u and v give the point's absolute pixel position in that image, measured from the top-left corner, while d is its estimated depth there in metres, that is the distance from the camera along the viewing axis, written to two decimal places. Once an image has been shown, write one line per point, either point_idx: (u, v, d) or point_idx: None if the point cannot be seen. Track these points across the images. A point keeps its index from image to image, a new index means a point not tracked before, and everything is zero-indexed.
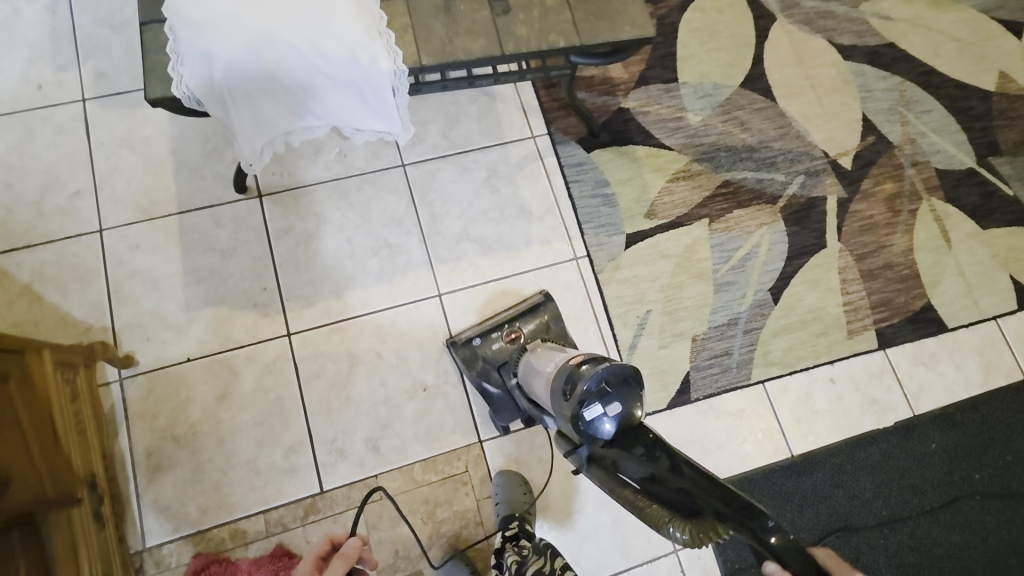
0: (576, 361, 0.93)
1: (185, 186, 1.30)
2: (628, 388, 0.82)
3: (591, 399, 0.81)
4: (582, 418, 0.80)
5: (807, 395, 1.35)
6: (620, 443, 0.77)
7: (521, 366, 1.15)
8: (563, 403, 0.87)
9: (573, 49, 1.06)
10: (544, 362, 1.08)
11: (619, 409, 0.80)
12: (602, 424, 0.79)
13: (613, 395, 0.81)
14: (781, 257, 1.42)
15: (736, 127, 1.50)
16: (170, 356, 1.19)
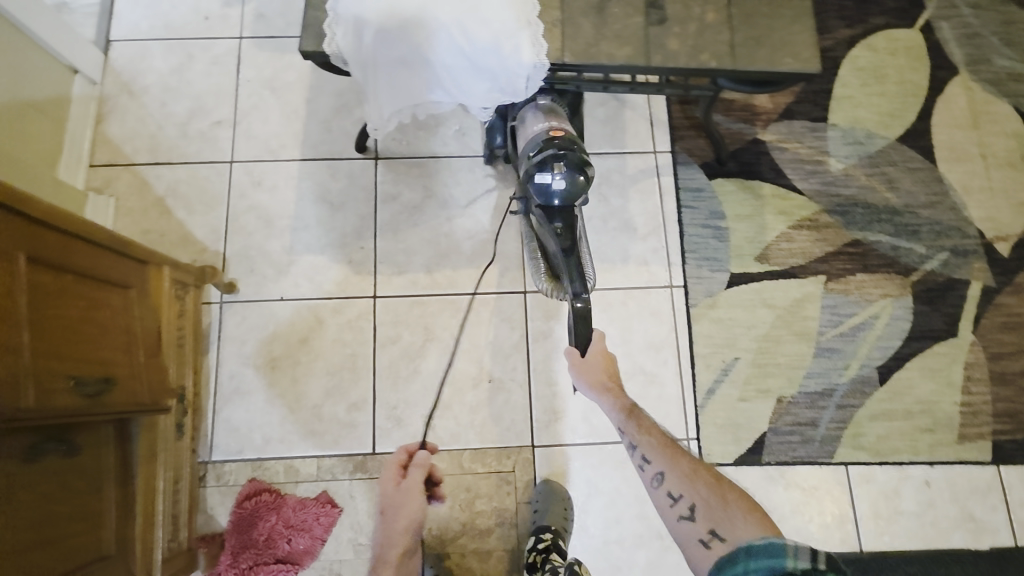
0: (555, 128, 1.02)
1: (312, 134, 1.35)
2: (581, 171, 0.98)
3: (544, 164, 0.97)
4: (532, 178, 0.99)
5: (892, 491, 1.22)
6: (551, 209, 1.00)
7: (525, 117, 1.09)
8: (527, 153, 1.02)
9: (727, 72, 0.98)
10: (536, 113, 1.10)
11: (565, 187, 0.97)
12: (551, 189, 0.98)
13: (566, 166, 0.97)
14: (900, 335, 1.28)
15: (881, 184, 1.36)
16: (266, 292, 1.25)
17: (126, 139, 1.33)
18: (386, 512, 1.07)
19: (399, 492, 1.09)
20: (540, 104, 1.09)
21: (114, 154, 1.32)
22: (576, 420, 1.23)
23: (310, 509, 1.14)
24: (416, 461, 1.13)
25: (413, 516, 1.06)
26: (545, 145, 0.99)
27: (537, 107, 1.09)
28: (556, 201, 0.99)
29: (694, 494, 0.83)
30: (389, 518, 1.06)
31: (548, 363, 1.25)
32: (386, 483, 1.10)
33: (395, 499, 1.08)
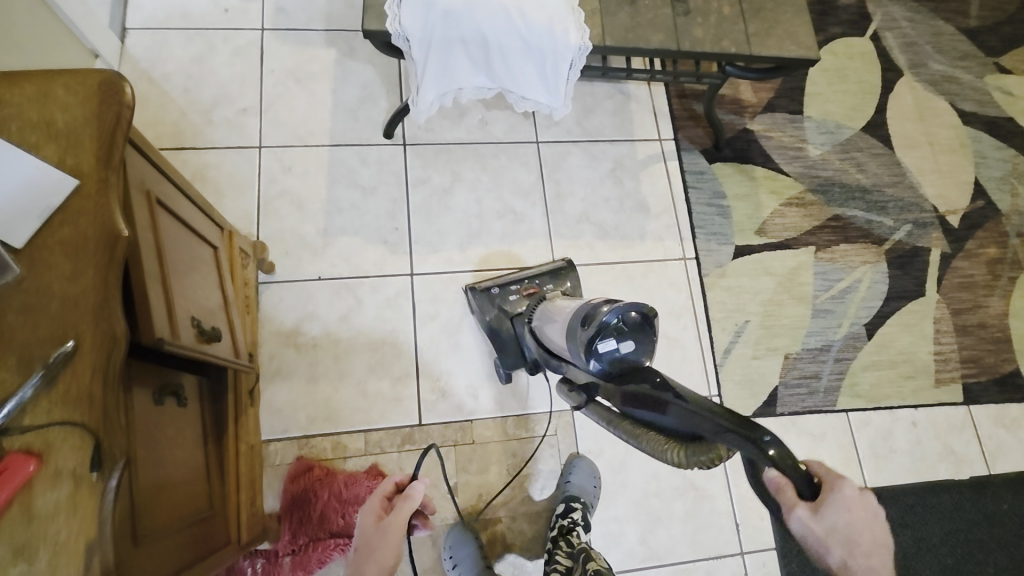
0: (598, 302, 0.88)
1: (339, 122, 1.37)
2: (646, 325, 0.79)
3: (603, 333, 0.79)
4: (593, 349, 0.79)
5: (887, 432, 1.37)
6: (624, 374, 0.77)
7: (538, 312, 1.13)
8: (578, 334, 0.85)
9: (744, 57, 1.13)
10: (558, 310, 1.03)
11: (634, 346, 0.78)
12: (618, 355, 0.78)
13: (621, 330, 0.78)
14: (879, 296, 1.46)
15: (852, 167, 1.55)
16: (303, 273, 1.26)
17: (146, 126, 1.31)
18: (358, 554, 0.79)
19: (379, 532, 0.81)
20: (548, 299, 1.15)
21: None
22: None
23: (362, 482, 1.14)
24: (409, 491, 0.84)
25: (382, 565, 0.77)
26: (589, 319, 0.83)
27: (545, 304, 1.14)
28: (625, 366, 0.77)
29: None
30: (361, 561, 0.78)
31: None
32: (366, 515, 0.84)
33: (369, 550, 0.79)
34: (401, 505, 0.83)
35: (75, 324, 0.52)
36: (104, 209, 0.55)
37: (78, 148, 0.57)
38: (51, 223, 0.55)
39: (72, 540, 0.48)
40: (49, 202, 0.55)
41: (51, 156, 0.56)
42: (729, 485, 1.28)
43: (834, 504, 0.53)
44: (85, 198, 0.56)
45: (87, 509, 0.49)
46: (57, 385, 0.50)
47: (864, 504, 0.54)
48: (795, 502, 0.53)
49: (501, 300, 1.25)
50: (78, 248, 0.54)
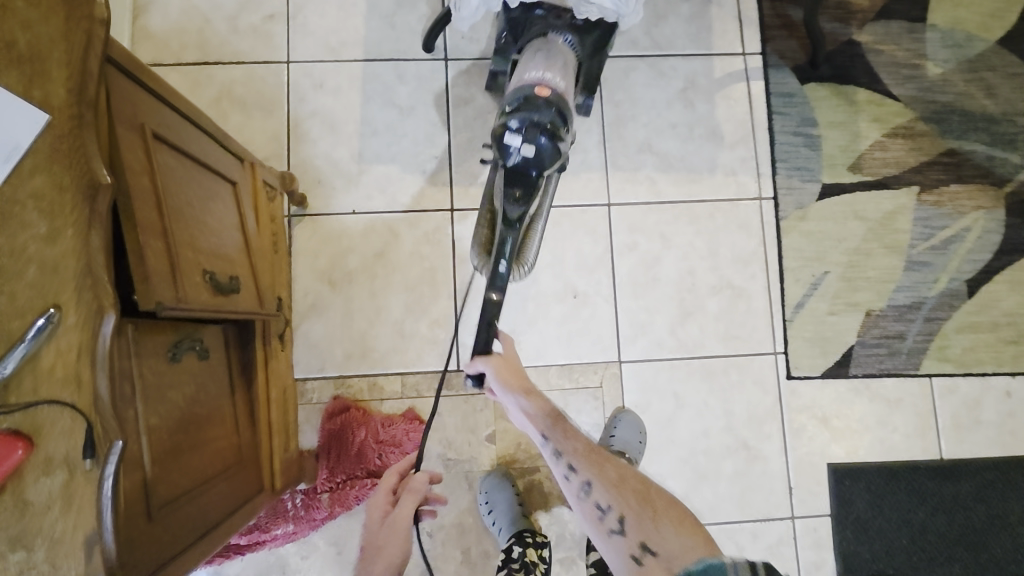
0: (544, 85, 0.85)
1: (373, 31, 1.22)
2: (557, 142, 0.82)
3: (519, 124, 0.81)
4: (500, 136, 0.82)
5: (975, 401, 1.23)
6: (512, 173, 0.83)
7: (529, 45, 0.97)
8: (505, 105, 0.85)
9: None
10: (539, 58, 0.92)
11: (534, 155, 0.81)
12: (517, 155, 0.82)
13: (534, 137, 0.81)
14: (990, 248, 1.25)
15: (979, 90, 1.28)
16: (337, 204, 1.17)
17: (168, 35, 1.19)
18: (369, 551, 0.89)
19: (384, 527, 0.90)
20: (554, 42, 0.96)
21: (158, 51, 1.19)
22: (663, 335, 1.19)
23: (398, 425, 1.12)
24: (409, 486, 0.92)
25: (391, 561, 0.85)
26: (524, 107, 0.82)
27: (547, 43, 0.96)
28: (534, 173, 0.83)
29: (623, 505, 0.73)
30: (370, 554, 0.88)
31: (633, 279, 1.20)
32: (373, 509, 0.92)
33: (379, 532, 0.90)
34: (403, 501, 0.90)
35: (58, 291, 0.45)
36: (79, 157, 0.47)
37: (45, 76, 0.46)
38: (21, 171, 0.45)
39: (69, 534, 0.43)
40: (16, 142, 0.44)
41: (14, 86, 0.45)
42: (785, 448, 1.19)
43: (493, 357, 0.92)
44: (59, 141, 0.46)
45: (83, 501, 0.44)
46: (42, 363, 0.44)
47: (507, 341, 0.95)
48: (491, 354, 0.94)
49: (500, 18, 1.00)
50: (54, 201, 0.46)
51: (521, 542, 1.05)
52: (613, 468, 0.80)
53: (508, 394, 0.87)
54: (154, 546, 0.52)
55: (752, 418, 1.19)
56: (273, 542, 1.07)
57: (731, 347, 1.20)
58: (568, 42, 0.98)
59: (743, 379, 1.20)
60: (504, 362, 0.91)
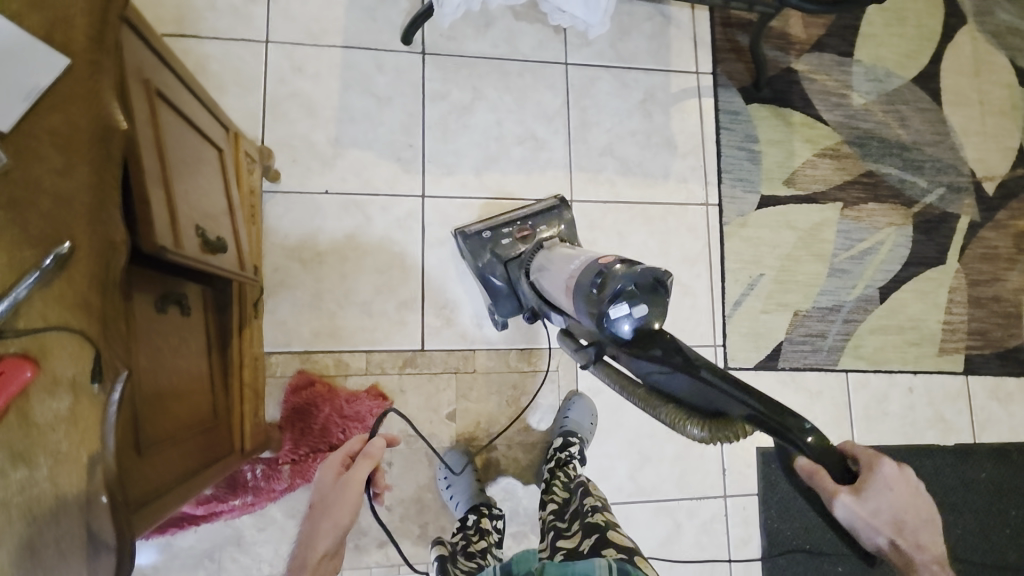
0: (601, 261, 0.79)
1: (353, 21, 1.26)
2: (659, 285, 0.69)
3: (616, 296, 0.68)
4: (604, 318, 0.68)
5: (883, 395, 1.39)
6: (638, 345, 0.67)
7: (536, 261, 1.08)
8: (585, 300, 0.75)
9: None
10: (562, 259, 0.99)
11: (647, 311, 0.67)
12: (626, 325, 0.68)
13: (636, 294, 0.67)
14: (899, 260, 1.42)
15: (895, 121, 1.45)
16: (310, 184, 1.20)
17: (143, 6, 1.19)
18: (314, 509, 0.83)
19: (335, 489, 0.84)
20: (549, 250, 1.08)
21: None
22: None
23: (362, 402, 1.15)
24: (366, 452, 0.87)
25: (339, 520, 0.79)
26: (602, 288, 0.72)
27: (546, 253, 1.08)
28: (637, 330, 0.67)
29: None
30: (317, 518, 0.82)
31: None
32: (324, 474, 0.87)
33: (328, 494, 0.83)
34: (359, 462, 0.85)
35: (71, 225, 0.48)
36: (98, 99, 0.50)
37: (67, 24, 0.50)
38: (39, 108, 0.49)
39: (74, 451, 0.46)
40: (37, 83, 0.48)
41: (36, 30, 0.49)
42: None
43: (876, 489, 0.59)
44: (77, 84, 0.50)
45: (87, 424, 0.47)
46: (54, 290, 0.47)
47: (902, 477, 0.60)
48: (839, 489, 0.58)
49: (469, 252, 1.18)
50: (70, 141, 0.49)
51: (478, 513, 1.08)
52: None
53: (873, 533, 0.59)
54: (141, 481, 0.54)
55: None
56: (230, 514, 1.08)
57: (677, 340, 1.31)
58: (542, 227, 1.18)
59: None
60: (899, 482, 0.60)
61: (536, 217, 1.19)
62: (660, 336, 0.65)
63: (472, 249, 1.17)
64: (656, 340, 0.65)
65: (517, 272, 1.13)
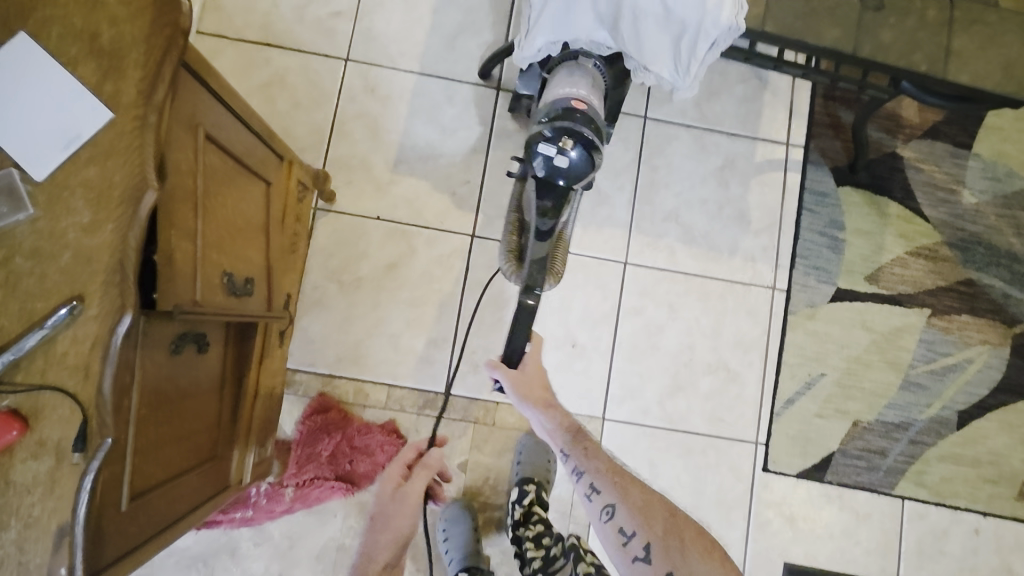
0: (579, 99, 0.88)
1: (433, 48, 1.24)
2: (590, 157, 0.85)
3: (552, 138, 0.85)
4: (533, 148, 0.86)
5: (942, 532, 1.23)
6: (545, 182, 0.90)
7: (560, 60, 0.99)
8: (540, 117, 0.88)
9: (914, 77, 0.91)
10: (574, 74, 0.96)
11: (566, 167, 0.86)
12: (551, 163, 0.86)
13: (574, 147, 0.84)
14: (988, 385, 1.25)
15: (1009, 228, 1.28)
16: (363, 207, 1.19)
17: (237, 11, 1.22)
18: (377, 522, 1.03)
19: (395, 500, 1.04)
20: (580, 61, 0.98)
21: (223, 25, 1.21)
22: (652, 402, 1.20)
23: (376, 435, 1.13)
24: (424, 462, 1.06)
25: (406, 522, 1.02)
26: (557, 116, 0.86)
27: (575, 63, 0.98)
28: (552, 176, 0.88)
29: (649, 532, 0.88)
30: (376, 530, 1.02)
31: (633, 341, 1.21)
32: (385, 482, 1.05)
33: (388, 505, 1.03)
34: (418, 475, 1.05)
35: (85, 283, 0.47)
36: (134, 158, 0.48)
37: (120, 74, 0.49)
38: (78, 159, 0.48)
39: (44, 518, 0.45)
40: (78, 133, 0.48)
41: (88, 79, 0.49)
42: (747, 538, 1.19)
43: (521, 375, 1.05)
44: (118, 137, 0.48)
45: (64, 488, 0.45)
46: (56, 349, 0.46)
47: (538, 373, 1.07)
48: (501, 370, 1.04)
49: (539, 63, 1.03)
50: (101, 196, 0.48)
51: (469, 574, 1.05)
52: (606, 460, 0.99)
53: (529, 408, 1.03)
54: (118, 537, 0.54)
55: (720, 503, 1.20)
56: (230, 522, 1.09)
57: (715, 428, 1.21)
58: (598, 65, 0.99)
59: (720, 463, 1.20)
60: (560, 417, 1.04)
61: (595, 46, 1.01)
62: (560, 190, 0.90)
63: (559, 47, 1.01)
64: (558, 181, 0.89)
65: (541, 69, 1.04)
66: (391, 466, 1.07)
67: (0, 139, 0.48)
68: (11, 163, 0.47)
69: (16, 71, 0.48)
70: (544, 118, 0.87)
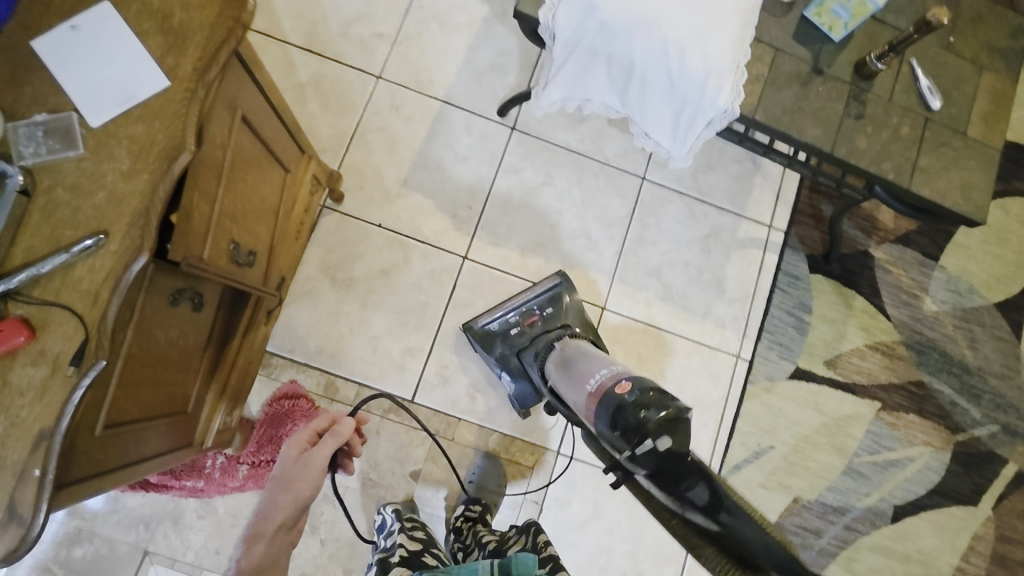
0: (620, 382, 0.78)
1: (460, 82, 1.34)
2: (682, 418, 0.69)
3: (636, 435, 0.68)
4: (626, 449, 0.69)
5: None
6: (658, 474, 0.65)
7: (552, 372, 1.00)
8: (605, 434, 0.74)
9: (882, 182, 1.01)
10: (589, 362, 0.93)
11: (670, 443, 0.66)
12: (655, 452, 0.66)
13: (663, 427, 0.67)
14: (926, 485, 1.31)
15: (963, 339, 1.36)
16: (368, 213, 1.26)
17: (287, 17, 1.32)
18: (278, 485, 0.83)
19: (298, 462, 0.85)
20: (555, 351, 1.05)
21: (273, 26, 1.31)
22: None
23: None
24: (335, 428, 0.89)
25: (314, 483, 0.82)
26: (618, 414, 0.72)
27: (554, 354, 1.04)
28: (663, 457, 0.65)
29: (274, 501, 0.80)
30: (277, 491, 0.82)
31: None
32: (290, 448, 0.88)
33: (290, 468, 0.84)
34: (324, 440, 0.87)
35: (113, 221, 0.53)
36: (180, 123, 0.55)
37: (180, 51, 0.56)
38: (129, 115, 0.55)
39: (30, 420, 0.49)
40: (135, 94, 0.54)
41: (153, 50, 0.56)
42: None
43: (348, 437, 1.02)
44: (168, 104, 0.55)
45: (53, 398, 0.50)
46: (73, 273, 0.51)
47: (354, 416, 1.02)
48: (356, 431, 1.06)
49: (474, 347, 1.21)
50: (142, 150, 0.54)
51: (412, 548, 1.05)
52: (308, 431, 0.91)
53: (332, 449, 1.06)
54: (86, 458, 0.58)
55: (656, 555, 1.23)
56: (178, 491, 1.11)
57: None
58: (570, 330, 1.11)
59: None
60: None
61: (541, 300, 1.17)
62: (691, 467, 0.62)
63: (483, 342, 1.16)
64: (681, 463, 0.64)
65: (529, 363, 1.10)
66: (295, 435, 0.91)
67: (63, 86, 0.54)
68: (71, 108, 0.54)
69: (94, 35, 0.55)
70: (608, 433, 0.73)
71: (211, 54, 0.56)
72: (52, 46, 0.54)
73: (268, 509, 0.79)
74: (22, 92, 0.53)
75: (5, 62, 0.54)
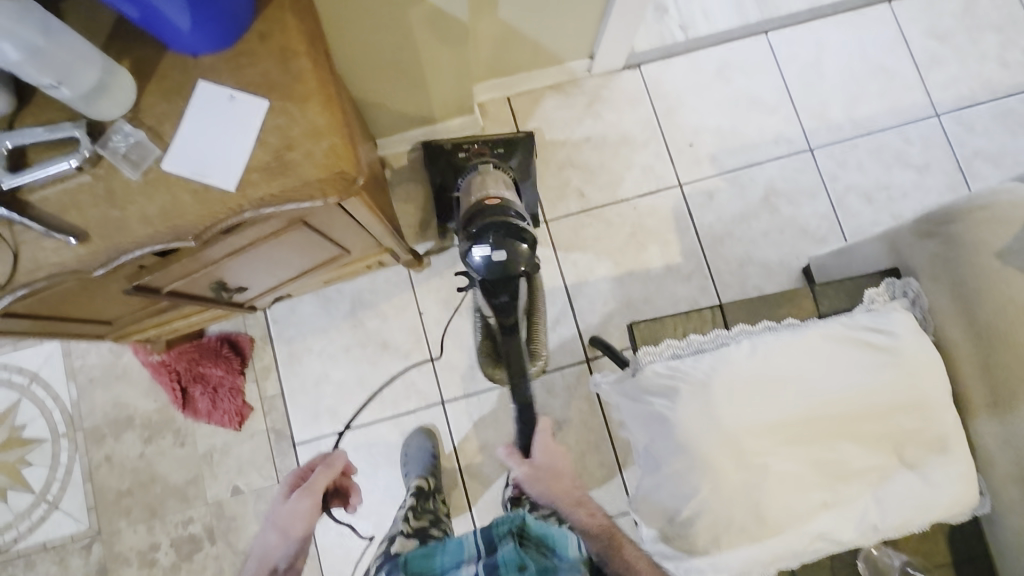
0: (491, 197, 0.95)
1: (594, 287, 1.30)
2: (522, 238, 0.85)
3: (478, 242, 0.85)
4: (467, 254, 0.86)
5: None
6: (490, 279, 0.86)
7: (464, 186, 1.07)
8: (466, 226, 0.91)
9: None
10: (484, 183, 1.02)
11: (499, 257, 0.83)
12: (479, 259, 0.84)
13: (499, 244, 0.83)
14: None
15: None
16: (425, 296, 1.28)
17: (541, 117, 1.35)
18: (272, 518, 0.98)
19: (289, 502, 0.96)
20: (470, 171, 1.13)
21: (525, 112, 1.35)
22: None
23: (233, 403, 1.23)
24: (330, 460, 1.04)
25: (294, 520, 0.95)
26: (478, 215, 0.91)
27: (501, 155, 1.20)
28: (486, 266, 0.84)
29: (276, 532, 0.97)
30: (268, 526, 0.98)
31: None
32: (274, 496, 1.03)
33: (280, 509, 0.98)
34: (320, 471, 1.01)
35: (101, 235, 0.59)
36: (209, 220, 0.60)
37: (266, 177, 0.60)
38: (190, 183, 0.60)
39: None
40: (206, 175, 0.59)
41: (252, 159, 0.60)
42: None
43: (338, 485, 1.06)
44: (218, 202, 0.60)
45: None
46: (44, 242, 0.58)
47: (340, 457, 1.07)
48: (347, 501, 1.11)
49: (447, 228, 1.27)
50: (170, 212, 0.60)
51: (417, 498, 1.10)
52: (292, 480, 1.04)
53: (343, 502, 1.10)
54: None
55: None
56: None
57: None
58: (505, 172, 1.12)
59: None
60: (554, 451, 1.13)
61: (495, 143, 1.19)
62: (512, 272, 0.85)
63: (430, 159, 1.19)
64: (506, 283, 0.86)
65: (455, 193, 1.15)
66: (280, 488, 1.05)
67: (182, 125, 0.60)
68: (168, 144, 0.60)
69: (232, 111, 0.60)
70: (471, 228, 0.89)
71: (282, 197, 0.60)
72: (206, 98, 0.61)
73: (267, 546, 0.97)
74: (162, 107, 0.61)
75: (171, 77, 0.61)
